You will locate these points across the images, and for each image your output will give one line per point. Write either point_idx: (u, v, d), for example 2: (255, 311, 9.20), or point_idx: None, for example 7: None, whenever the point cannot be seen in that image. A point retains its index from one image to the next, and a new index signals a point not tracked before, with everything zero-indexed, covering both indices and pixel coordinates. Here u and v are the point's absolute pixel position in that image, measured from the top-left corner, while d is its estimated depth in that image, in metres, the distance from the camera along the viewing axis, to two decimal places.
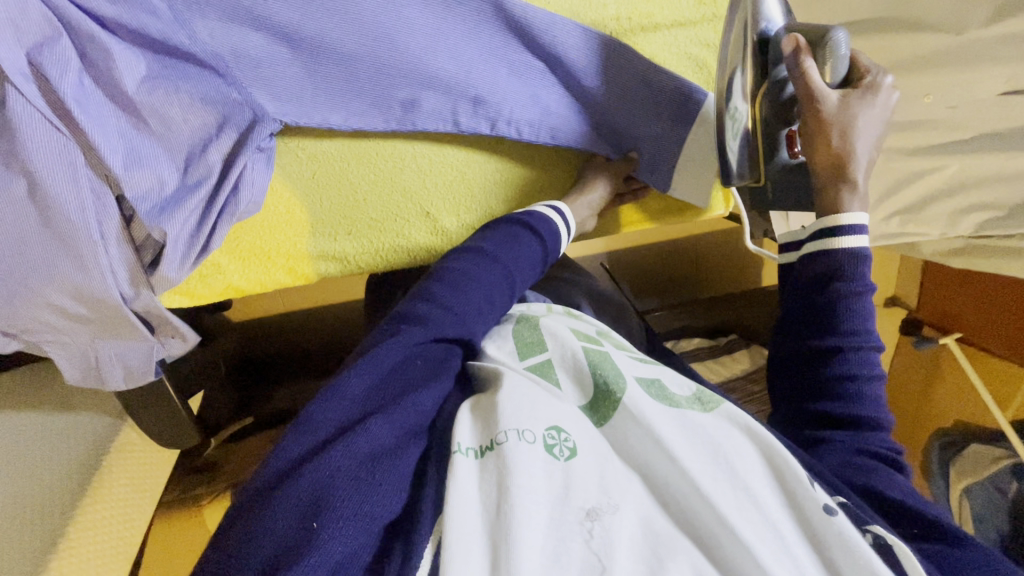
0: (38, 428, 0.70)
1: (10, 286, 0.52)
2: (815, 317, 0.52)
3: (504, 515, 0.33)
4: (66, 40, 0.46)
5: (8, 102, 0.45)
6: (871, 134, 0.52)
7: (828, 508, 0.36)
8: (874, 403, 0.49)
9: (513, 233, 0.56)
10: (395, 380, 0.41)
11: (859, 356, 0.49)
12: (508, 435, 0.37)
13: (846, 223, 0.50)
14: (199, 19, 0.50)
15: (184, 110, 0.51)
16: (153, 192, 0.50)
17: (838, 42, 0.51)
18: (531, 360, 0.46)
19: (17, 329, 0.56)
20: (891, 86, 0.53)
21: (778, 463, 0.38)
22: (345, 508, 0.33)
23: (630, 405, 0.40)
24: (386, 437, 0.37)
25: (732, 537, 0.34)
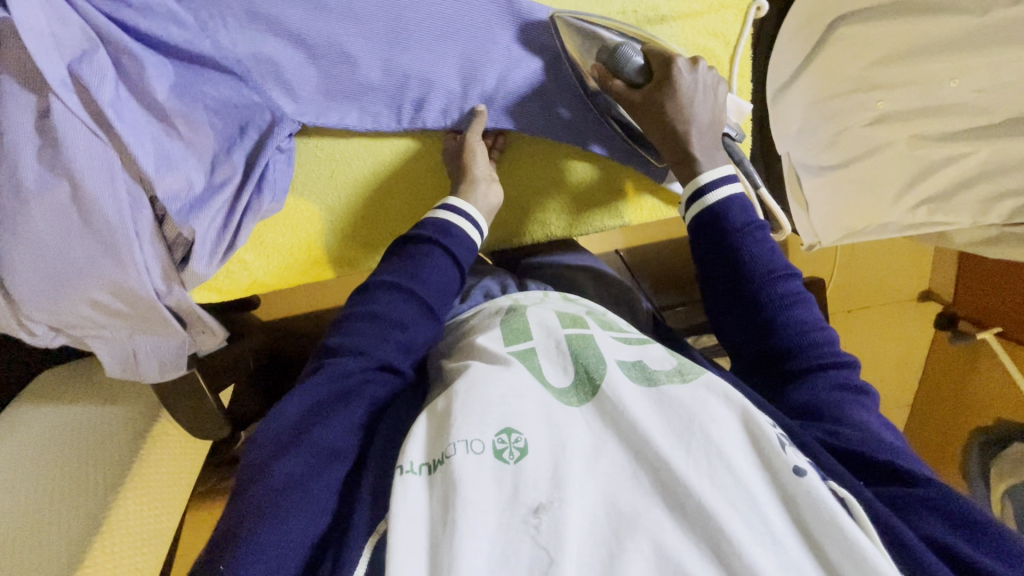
0: (85, 417, 0.75)
1: (55, 284, 0.55)
2: (734, 264, 0.52)
3: (448, 525, 0.36)
4: (102, 52, 0.50)
5: (53, 111, 0.49)
6: (688, 111, 0.57)
7: (798, 469, 0.38)
8: (814, 336, 0.49)
9: (415, 254, 0.57)
10: (306, 418, 0.46)
11: (780, 290, 0.51)
12: (456, 448, 0.39)
13: (706, 181, 0.55)
14: (223, 28, 0.53)
15: (209, 114, 0.54)
16: (183, 193, 0.53)
17: (623, 55, 0.57)
18: (516, 346, 0.48)
19: (63, 326, 0.60)
20: (687, 63, 0.57)
21: (753, 426, 0.40)
22: (252, 544, 0.38)
23: (609, 392, 0.42)
24: (297, 469, 0.42)
25: (698, 505, 0.36)
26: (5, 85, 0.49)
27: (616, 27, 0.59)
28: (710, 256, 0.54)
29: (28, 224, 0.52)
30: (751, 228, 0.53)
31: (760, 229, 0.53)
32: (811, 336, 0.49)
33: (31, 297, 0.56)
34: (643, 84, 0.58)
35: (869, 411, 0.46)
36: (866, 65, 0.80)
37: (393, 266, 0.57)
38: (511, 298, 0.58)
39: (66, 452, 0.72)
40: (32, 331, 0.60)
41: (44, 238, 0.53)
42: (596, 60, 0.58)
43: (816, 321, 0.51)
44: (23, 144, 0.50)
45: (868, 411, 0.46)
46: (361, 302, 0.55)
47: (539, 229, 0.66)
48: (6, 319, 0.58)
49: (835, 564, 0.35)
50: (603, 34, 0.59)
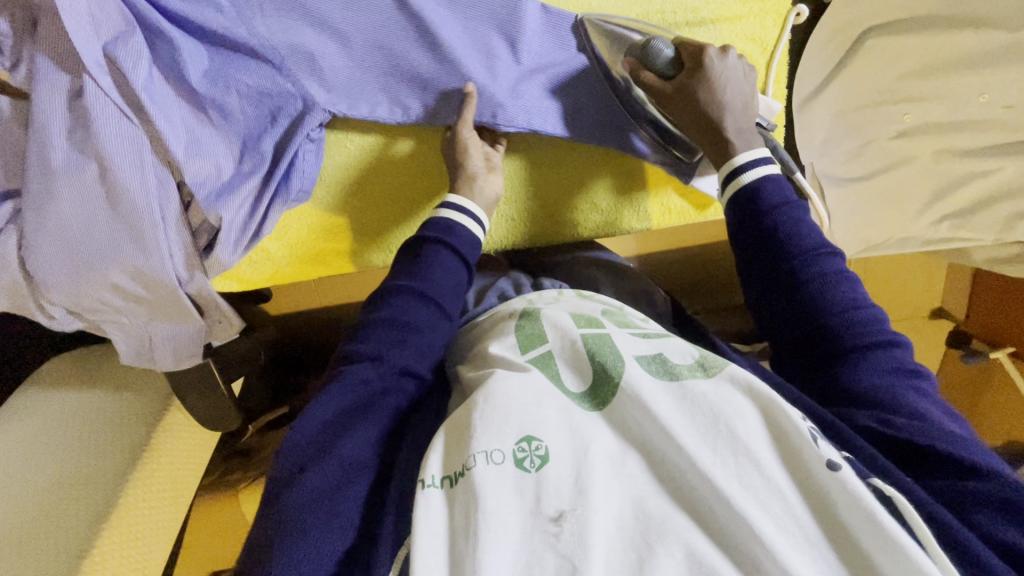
0: (99, 404, 0.74)
1: (77, 267, 0.55)
2: (773, 247, 0.51)
3: (471, 538, 0.35)
4: (138, 34, 0.49)
5: (86, 92, 0.49)
6: (723, 101, 0.55)
7: (832, 464, 0.36)
8: (863, 317, 0.48)
9: (423, 252, 0.55)
10: (330, 431, 0.45)
11: (824, 269, 0.50)
12: (477, 459, 0.38)
13: (742, 162, 0.54)
14: (259, 16, 0.52)
15: (242, 101, 0.53)
16: (211, 179, 0.53)
17: (656, 47, 0.55)
18: (532, 353, 0.46)
19: (80, 310, 0.59)
20: (718, 52, 0.56)
21: (779, 420, 0.38)
22: (278, 565, 0.37)
23: (629, 388, 0.41)
24: (320, 485, 0.41)
25: (727, 506, 0.35)
26: (40, 64, 0.49)
27: (642, 27, 0.59)
28: (747, 239, 0.53)
29: (54, 205, 0.52)
30: (788, 205, 0.52)
31: (796, 208, 0.52)
32: (856, 315, 0.48)
33: (54, 280, 0.55)
34: (676, 75, 0.56)
35: (920, 393, 0.45)
36: (895, 78, 0.80)
37: (407, 268, 0.54)
38: (523, 301, 0.55)
39: (78, 439, 0.71)
40: (49, 314, 0.59)
41: (69, 220, 0.53)
42: (628, 55, 0.57)
43: (861, 298, 0.49)
44: (54, 125, 0.50)
45: (919, 394, 0.45)
46: (375, 303, 0.53)
47: (574, 232, 0.67)
48: (25, 301, 0.58)
49: (876, 561, 0.33)
50: (629, 35, 0.59)
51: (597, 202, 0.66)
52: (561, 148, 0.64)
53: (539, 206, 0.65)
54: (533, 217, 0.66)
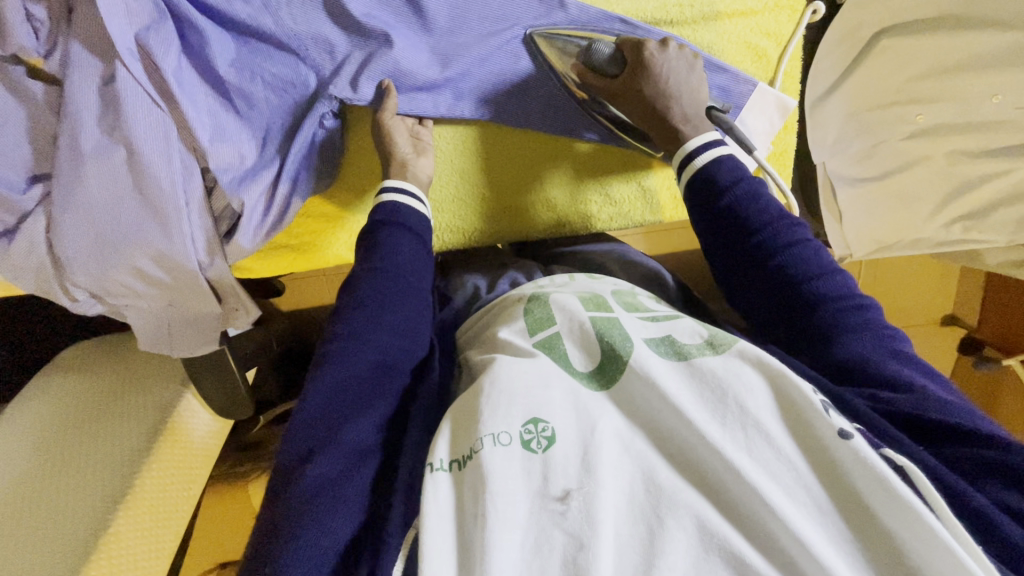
0: (112, 390, 0.75)
1: (103, 249, 0.56)
2: (737, 227, 0.52)
3: (481, 515, 0.35)
4: (168, 23, 0.51)
5: (117, 78, 0.51)
6: (667, 90, 0.57)
7: (843, 433, 0.36)
8: (836, 286, 0.48)
9: (382, 235, 0.53)
10: (337, 411, 0.43)
11: (792, 241, 0.50)
12: (484, 442, 0.38)
13: (694, 147, 0.56)
14: (284, 4, 0.53)
15: (265, 89, 0.55)
16: (234, 165, 0.54)
17: (598, 50, 0.57)
18: (540, 335, 0.46)
19: (102, 293, 0.61)
20: (657, 45, 0.57)
21: (790, 394, 0.39)
22: (296, 548, 0.36)
23: (638, 367, 0.41)
24: (333, 468, 0.40)
25: (738, 479, 0.35)
26: (74, 51, 0.50)
27: (587, 33, 0.59)
28: (706, 218, 0.54)
29: (82, 188, 0.53)
30: (741, 182, 0.53)
31: (751, 183, 0.53)
32: (827, 285, 0.48)
33: (78, 262, 0.57)
34: (621, 74, 0.58)
35: (900, 359, 0.45)
36: (907, 79, 0.80)
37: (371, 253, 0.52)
38: (534, 286, 0.55)
39: (94, 423, 0.72)
40: (73, 297, 0.61)
41: (96, 202, 0.54)
42: (575, 62, 0.58)
43: (829, 265, 0.50)
44: (86, 110, 0.52)
45: (898, 359, 0.45)
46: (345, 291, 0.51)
47: (551, 229, 0.67)
48: (49, 284, 0.59)
49: (894, 531, 0.34)
50: (575, 39, 0.58)
51: (612, 194, 0.66)
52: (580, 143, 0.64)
53: (513, 200, 0.65)
54: (540, 209, 0.65)
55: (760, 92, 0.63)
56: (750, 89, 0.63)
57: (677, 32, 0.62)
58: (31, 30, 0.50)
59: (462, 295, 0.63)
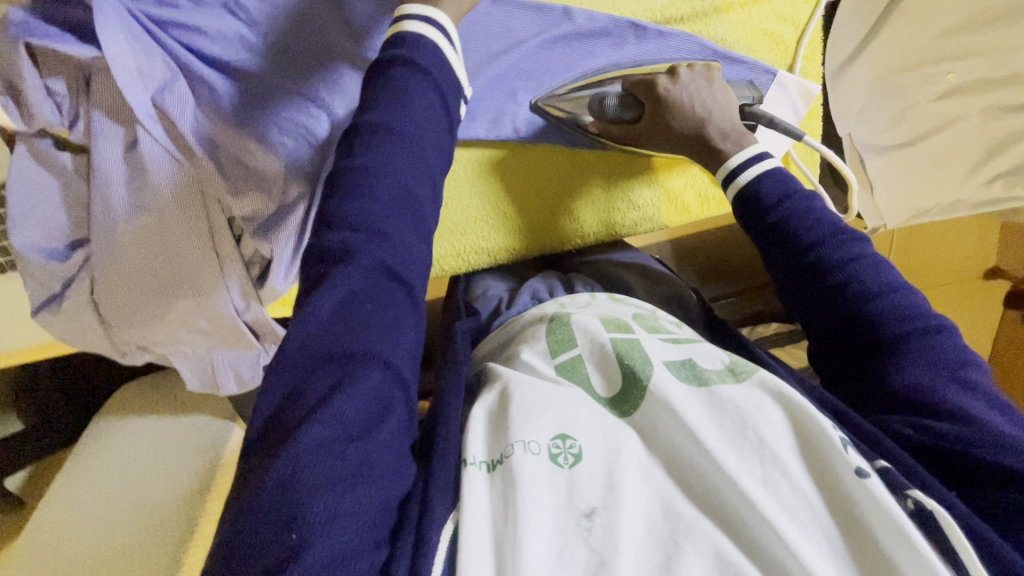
0: (163, 428, 0.80)
1: (151, 308, 0.59)
2: (785, 244, 0.51)
3: (511, 517, 0.36)
4: (182, 82, 0.52)
5: (140, 143, 0.52)
6: (697, 116, 0.56)
7: (860, 472, 0.37)
8: (903, 309, 0.46)
9: (395, 80, 0.46)
10: (349, 338, 0.39)
11: (848, 259, 0.48)
12: (515, 448, 0.39)
13: (735, 164, 0.55)
14: (295, 53, 0.54)
15: (279, 134, 0.54)
16: (260, 213, 0.55)
17: (609, 103, 0.57)
18: (563, 356, 0.48)
19: (149, 345, 0.63)
20: (666, 78, 0.57)
21: (809, 429, 0.39)
22: (327, 516, 0.32)
23: (657, 393, 0.42)
24: (357, 416, 0.36)
25: (757, 514, 0.36)
26: (95, 120, 0.52)
27: (589, 79, 0.60)
28: (758, 233, 0.53)
29: (122, 249, 0.56)
30: (787, 197, 0.52)
31: (800, 197, 0.52)
32: (887, 304, 0.46)
33: (129, 320, 0.60)
34: (639, 116, 0.58)
35: (968, 388, 0.43)
36: (935, 37, 0.76)
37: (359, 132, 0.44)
38: (555, 304, 0.55)
39: (151, 460, 0.77)
40: (124, 350, 0.64)
41: (134, 262, 0.56)
42: (591, 118, 0.59)
43: (894, 283, 0.47)
44: (114, 177, 0.53)
45: (968, 389, 0.43)
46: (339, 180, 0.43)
47: (577, 241, 0.65)
48: (101, 340, 0.62)
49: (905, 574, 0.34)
50: (582, 91, 0.59)
51: (635, 197, 0.65)
52: (596, 151, 0.63)
53: (532, 213, 0.63)
54: (559, 221, 0.64)
55: (781, 83, 0.62)
56: (769, 79, 0.62)
57: (688, 28, 0.61)
58: (54, 105, 0.50)
59: (486, 306, 0.62)
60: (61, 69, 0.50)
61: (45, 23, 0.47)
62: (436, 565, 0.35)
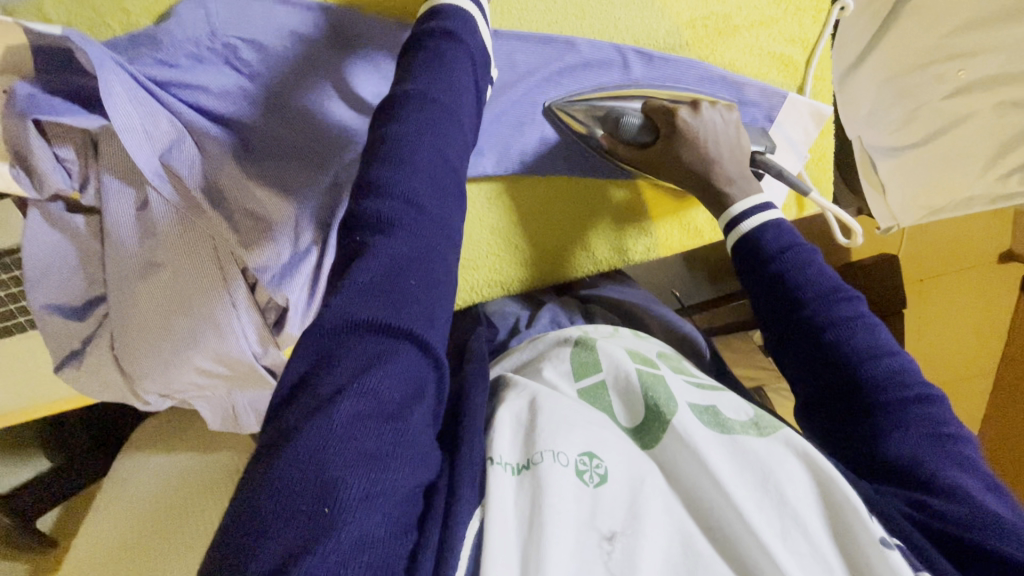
0: (189, 463, 0.81)
1: (164, 356, 0.58)
2: (785, 298, 0.51)
3: (536, 528, 0.36)
4: (189, 141, 0.51)
5: (151, 203, 0.53)
6: (707, 154, 0.55)
7: (884, 542, 0.36)
8: (899, 376, 0.47)
9: (435, 49, 0.47)
10: (391, 310, 0.38)
11: (846, 320, 0.49)
12: (543, 456, 0.39)
13: (739, 211, 0.55)
14: (298, 101, 0.54)
15: (267, 192, 0.53)
16: (272, 263, 0.53)
17: (626, 124, 0.56)
18: (587, 380, 0.48)
19: (171, 393, 0.63)
20: (689, 110, 0.56)
21: (830, 490, 0.39)
22: (353, 509, 0.31)
23: (679, 428, 0.42)
24: (392, 395, 0.36)
25: (775, 566, 0.35)
26: (107, 182, 0.52)
27: (606, 93, 0.58)
28: (755, 282, 0.53)
29: (139, 305, 0.56)
30: (787, 250, 0.53)
31: (801, 250, 0.53)
32: (882, 367, 0.47)
33: (146, 371, 0.59)
34: (652, 141, 0.57)
35: (961, 465, 0.43)
36: (944, 35, 0.75)
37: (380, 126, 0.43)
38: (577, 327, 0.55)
39: (181, 496, 0.78)
40: (145, 399, 0.64)
41: (153, 317, 0.56)
42: (602, 130, 0.57)
43: (888, 349, 0.48)
44: (127, 238, 0.54)
45: (960, 465, 0.43)
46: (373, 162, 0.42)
47: (586, 269, 0.64)
48: (123, 390, 0.62)
49: None
50: (599, 104, 0.58)
51: (644, 224, 0.65)
52: (605, 178, 0.63)
53: (541, 245, 0.63)
54: (569, 251, 0.63)
55: (792, 104, 0.62)
56: (780, 101, 0.62)
57: (695, 53, 0.61)
58: (63, 170, 0.51)
59: (503, 324, 0.64)
60: (67, 135, 0.50)
61: (49, 96, 0.47)
62: (464, 557, 0.34)
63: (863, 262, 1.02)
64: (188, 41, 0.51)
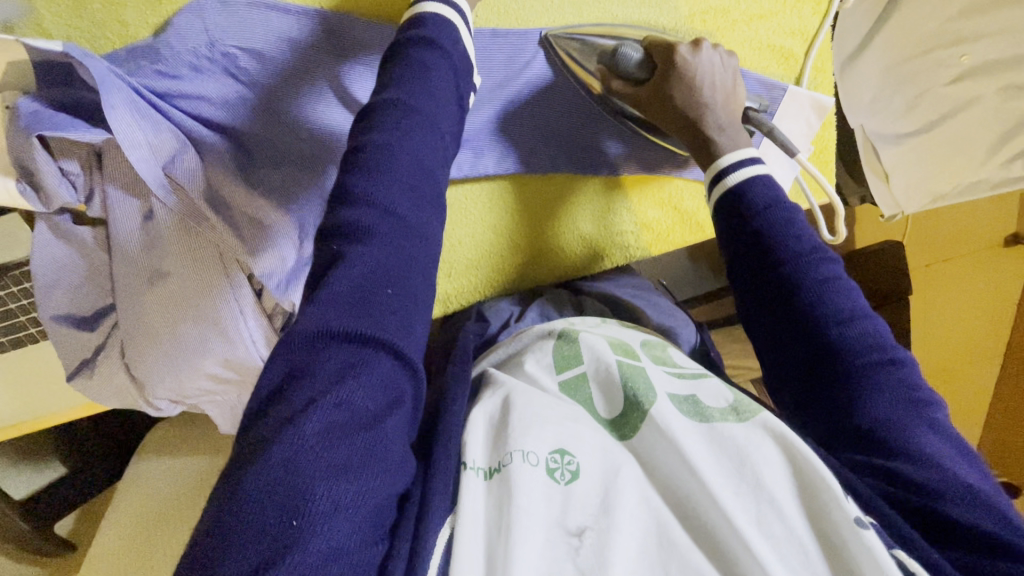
0: (200, 468, 0.82)
1: (172, 364, 0.58)
2: (766, 258, 0.50)
3: (506, 528, 0.37)
4: (192, 151, 0.52)
5: (156, 212, 0.54)
6: (701, 97, 0.55)
7: (859, 521, 0.36)
8: (873, 341, 0.46)
9: (417, 58, 0.47)
10: (370, 320, 0.38)
11: (825, 283, 0.48)
12: (514, 457, 0.40)
13: (725, 164, 0.54)
14: (297, 108, 0.55)
15: (269, 200, 0.54)
16: (277, 270, 0.54)
17: (624, 57, 0.55)
18: (567, 373, 0.48)
19: (183, 398, 0.64)
20: (688, 48, 0.55)
21: (805, 471, 0.38)
22: (324, 519, 0.32)
23: (658, 419, 0.42)
24: (366, 403, 0.36)
25: (749, 553, 0.36)
26: (111, 194, 0.53)
27: (608, 31, 0.58)
28: (735, 242, 0.52)
29: (148, 315, 0.56)
30: (771, 205, 0.51)
31: (783, 207, 0.52)
32: (853, 332, 0.46)
33: (156, 379, 0.59)
34: (648, 78, 0.57)
35: (932, 429, 0.43)
36: (949, 19, 0.74)
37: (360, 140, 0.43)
38: (563, 321, 0.56)
39: (194, 500, 0.79)
40: (157, 405, 0.64)
41: (162, 326, 0.57)
42: (598, 64, 0.57)
43: (863, 313, 0.48)
44: (134, 249, 0.54)
45: (933, 429, 0.43)
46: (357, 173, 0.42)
47: (589, 266, 0.65)
48: (135, 398, 0.62)
49: None
50: (598, 41, 0.57)
51: (646, 221, 0.65)
52: (609, 176, 0.63)
53: (531, 244, 0.63)
54: (572, 248, 0.64)
55: (793, 95, 0.61)
56: (781, 94, 0.61)
57: None
58: (69, 183, 0.51)
59: (497, 319, 0.64)
60: (71, 150, 0.50)
61: (53, 111, 0.47)
62: (434, 561, 0.36)
63: (868, 250, 1.01)
64: (187, 52, 0.51)
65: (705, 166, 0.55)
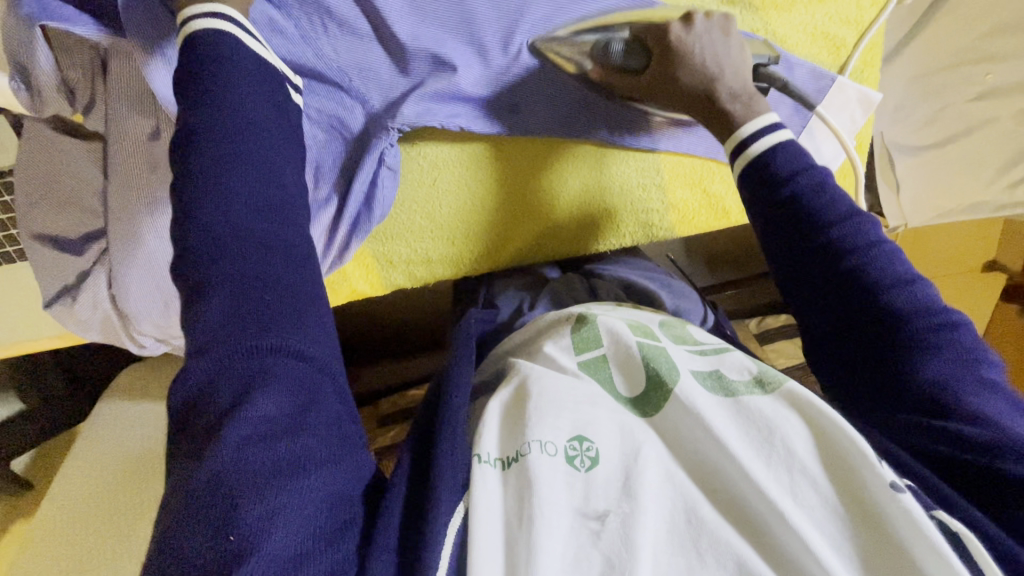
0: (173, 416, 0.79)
1: (165, 300, 0.56)
2: (801, 220, 0.48)
3: (525, 526, 0.35)
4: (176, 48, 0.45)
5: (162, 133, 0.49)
6: (707, 73, 0.52)
7: (895, 485, 0.36)
8: (921, 303, 0.45)
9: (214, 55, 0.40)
10: (264, 332, 0.35)
11: (868, 246, 0.47)
12: (531, 447, 0.38)
13: (747, 134, 0.51)
14: (324, 37, 0.49)
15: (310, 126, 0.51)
16: None
17: (614, 49, 0.52)
18: (587, 355, 0.47)
19: (169, 337, 0.60)
20: (681, 24, 0.52)
21: (830, 440, 0.38)
22: (274, 517, 0.30)
23: (683, 397, 0.41)
24: (279, 412, 0.33)
25: (784, 524, 0.35)
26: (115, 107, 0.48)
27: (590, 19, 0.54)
28: (767, 208, 0.50)
29: (141, 246, 0.52)
30: (803, 171, 0.49)
31: (815, 171, 0.49)
32: (903, 293, 0.45)
33: (144, 313, 0.56)
34: (644, 64, 0.53)
35: (985, 386, 0.41)
36: (977, 36, 0.75)
37: (228, 101, 0.39)
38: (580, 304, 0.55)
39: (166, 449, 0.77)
40: (140, 342, 0.60)
41: (159, 259, 0.53)
42: (590, 61, 0.53)
43: (908, 275, 0.46)
44: (135, 168, 0.50)
45: (982, 386, 0.42)
46: (220, 191, 0.37)
47: (609, 240, 0.65)
48: (117, 332, 0.58)
49: None
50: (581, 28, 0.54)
51: (674, 201, 0.64)
52: (648, 154, 0.62)
53: (529, 202, 0.60)
54: (596, 219, 0.63)
55: (841, 86, 0.61)
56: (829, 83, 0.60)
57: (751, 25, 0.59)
58: (66, 90, 0.47)
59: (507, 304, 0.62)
60: (74, 51, 0.46)
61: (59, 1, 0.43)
62: (443, 560, 0.35)
63: None
64: None
65: (726, 146, 0.52)
